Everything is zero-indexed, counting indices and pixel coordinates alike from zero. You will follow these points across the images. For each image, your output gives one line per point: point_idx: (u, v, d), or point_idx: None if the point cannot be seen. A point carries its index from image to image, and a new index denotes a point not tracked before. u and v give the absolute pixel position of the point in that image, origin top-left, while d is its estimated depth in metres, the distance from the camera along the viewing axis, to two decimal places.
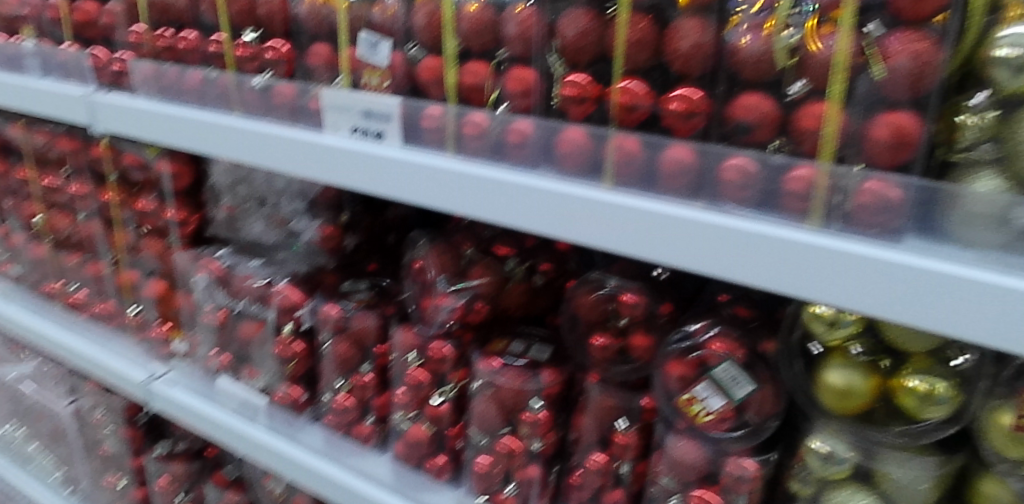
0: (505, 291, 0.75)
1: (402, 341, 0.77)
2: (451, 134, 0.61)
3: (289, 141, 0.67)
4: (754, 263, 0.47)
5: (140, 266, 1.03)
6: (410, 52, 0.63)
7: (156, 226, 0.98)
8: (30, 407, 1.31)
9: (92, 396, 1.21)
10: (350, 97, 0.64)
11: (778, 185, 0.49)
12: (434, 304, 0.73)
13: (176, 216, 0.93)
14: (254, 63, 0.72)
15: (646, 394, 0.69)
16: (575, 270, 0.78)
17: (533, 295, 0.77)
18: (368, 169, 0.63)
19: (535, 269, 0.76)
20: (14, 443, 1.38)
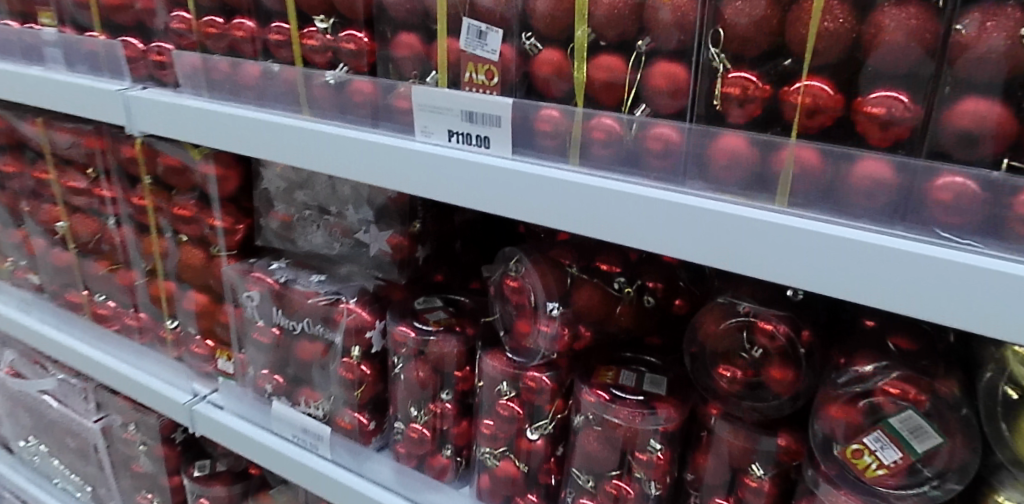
0: (611, 313, 0.67)
1: (495, 368, 0.69)
2: (573, 141, 0.52)
3: (373, 147, 0.58)
4: (970, 304, 0.39)
5: (176, 277, 0.93)
6: (525, 43, 0.53)
7: (194, 234, 0.89)
8: (53, 421, 1.22)
9: (120, 413, 1.12)
10: (449, 97, 0.55)
11: (1007, 208, 0.39)
12: (534, 333, 0.65)
13: (222, 224, 0.85)
14: (326, 56, 0.62)
15: (781, 434, 0.60)
16: (686, 288, 0.68)
17: (640, 317, 0.69)
18: (467, 180, 0.55)
19: (643, 288, 0.67)
20: (39, 456, 1.31)
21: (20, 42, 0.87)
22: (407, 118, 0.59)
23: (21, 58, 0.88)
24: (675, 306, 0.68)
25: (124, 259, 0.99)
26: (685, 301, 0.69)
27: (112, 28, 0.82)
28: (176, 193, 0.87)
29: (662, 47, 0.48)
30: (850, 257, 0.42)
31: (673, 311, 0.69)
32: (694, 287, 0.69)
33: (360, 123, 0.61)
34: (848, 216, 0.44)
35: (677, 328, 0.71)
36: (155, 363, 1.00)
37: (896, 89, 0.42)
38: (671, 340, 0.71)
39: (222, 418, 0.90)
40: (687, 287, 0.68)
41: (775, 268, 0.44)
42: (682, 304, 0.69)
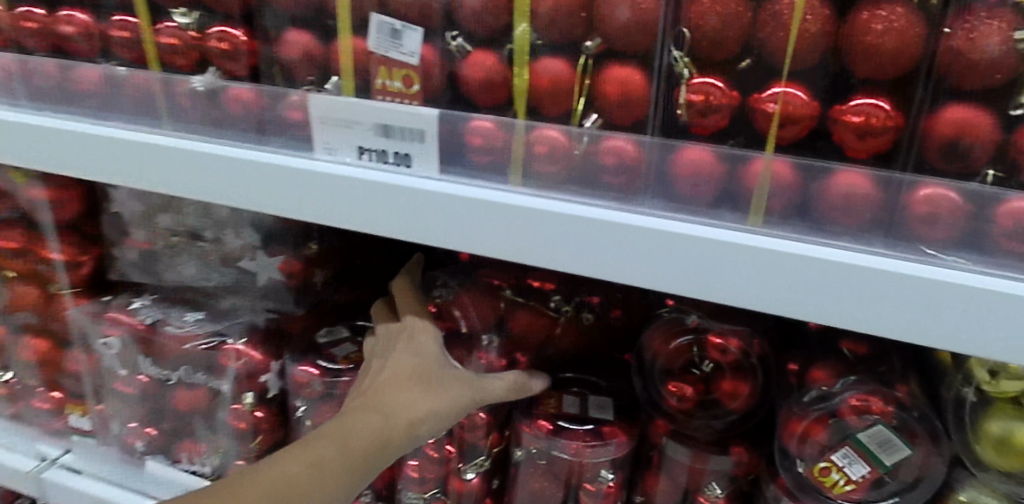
0: (549, 337, 0.64)
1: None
2: (512, 157, 0.45)
3: (264, 168, 0.47)
4: (968, 329, 0.36)
5: None
6: (451, 44, 0.45)
7: (21, 269, 0.71)
8: None
9: None
10: (357, 107, 0.45)
11: (989, 222, 0.37)
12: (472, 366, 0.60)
13: (62, 257, 0.69)
14: (192, 56, 0.51)
15: (736, 449, 0.57)
16: (624, 302, 0.65)
17: (576, 336, 0.65)
18: (385, 206, 0.45)
19: (581, 307, 0.64)
20: None
21: None
22: (303, 132, 0.48)
23: None
24: (616, 321, 0.66)
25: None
26: (625, 316, 0.65)
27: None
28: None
29: (614, 48, 0.43)
30: (839, 282, 0.37)
31: (613, 327, 0.66)
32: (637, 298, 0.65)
33: (242, 139, 0.50)
34: (827, 235, 0.39)
35: (616, 342, 0.66)
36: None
37: (876, 95, 0.39)
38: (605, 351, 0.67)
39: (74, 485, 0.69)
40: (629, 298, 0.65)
41: (753, 297, 0.39)
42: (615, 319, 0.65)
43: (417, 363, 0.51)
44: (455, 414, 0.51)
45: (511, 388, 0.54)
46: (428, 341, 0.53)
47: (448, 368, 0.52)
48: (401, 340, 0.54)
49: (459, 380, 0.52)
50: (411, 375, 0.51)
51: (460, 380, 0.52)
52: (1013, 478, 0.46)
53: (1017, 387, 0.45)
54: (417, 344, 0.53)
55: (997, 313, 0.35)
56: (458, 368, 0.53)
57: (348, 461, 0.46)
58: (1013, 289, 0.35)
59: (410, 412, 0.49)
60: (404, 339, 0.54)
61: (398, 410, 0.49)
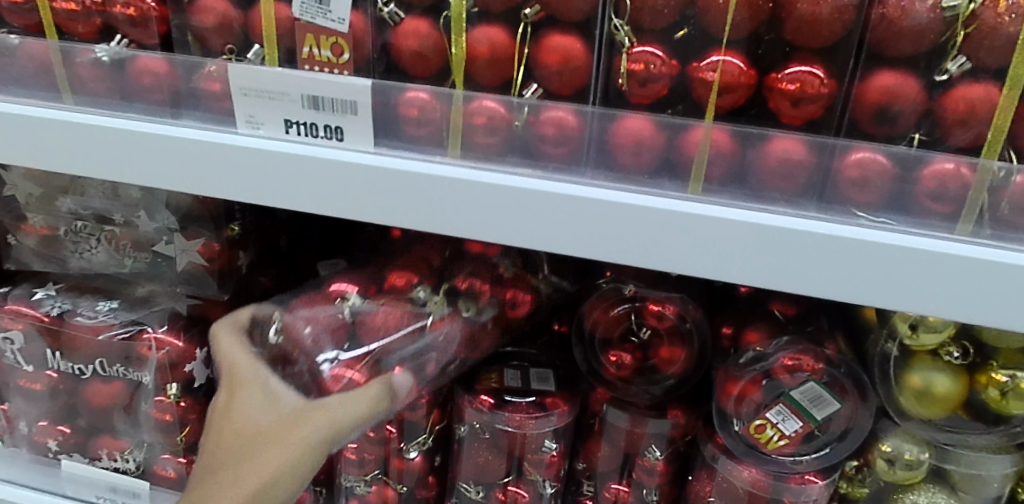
0: (435, 342, 0.56)
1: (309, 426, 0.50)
2: (449, 128, 0.43)
3: (185, 145, 0.44)
4: (895, 287, 0.37)
5: None
6: (383, 11, 0.44)
7: None
8: None
9: None
10: (282, 79, 0.42)
11: (914, 185, 0.38)
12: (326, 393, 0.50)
13: None
14: (94, 22, 0.47)
15: (676, 412, 0.59)
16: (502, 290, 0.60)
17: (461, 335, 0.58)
18: (320, 183, 0.43)
19: (448, 302, 0.58)
20: None
21: None
22: (222, 105, 0.45)
23: None
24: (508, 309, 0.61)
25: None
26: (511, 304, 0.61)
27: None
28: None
29: (551, 13, 0.42)
30: (777, 247, 0.38)
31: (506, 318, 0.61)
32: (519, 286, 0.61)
33: (157, 116, 0.46)
34: (764, 202, 0.40)
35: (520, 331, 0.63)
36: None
37: (809, 64, 0.40)
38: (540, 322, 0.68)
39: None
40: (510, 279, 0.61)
41: (696, 267, 0.40)
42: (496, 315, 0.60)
43: (237, 431, 0.47)
44: (303, 460, 0.47)
45: (372, 398, 0.49)
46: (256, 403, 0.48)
47: (276, 418, 0.47)
48: (224, 400, 0.49)
49: (289, 427, 0.47)
50: (239, 444, 0.47)
51: (290, 425, 0.47)
52: (933, 424, 0.50)
53: (935, 339, 0.48)
54: (233, 405, 0.48)
55: (922, 272, 0.37)
56: (289, 406, 0.48)
57: None
58: (938, 249, 0.36)
59: (244, 489, 0.46)
60: (227, 399, 0.49)
61: (230, 492, 0.46)
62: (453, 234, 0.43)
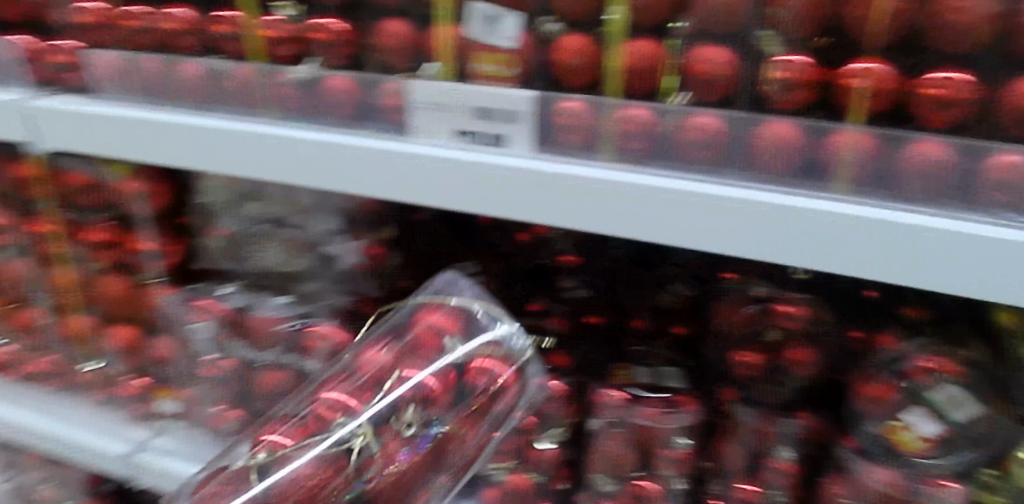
0: (384, 481, 0.51)
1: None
2: (603, 135, 0.47)
3: (366, 153, 0.50)
4: None
5: (96, 309, 0.73)
6: (544, 29, 0.49)
7: (121, 259, 0.72)
8: None
9: (35, 470, 0.82)
10: (455, 92, 0.48)
11: None
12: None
13: (158, 246, 0.71)
14: (293, 48, 0.54)
15: (800, 414, 0.60)
16: (461, 379, 0.55)
17: (428, 458, 0.53)
18: (478, 185, 0.48)
19: (385, 431, 0.52)
20: None
21: None
22: (399, 116, 0.51)
23: None
24: (484, 395, 0.55)
25: (22, 296, 0.76)
26: (488, 385, 0.55)
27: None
28: (91, 216, 0.72)
29: (705, 29, 0.47)
30: (924, 244, 0.39)
31: (488, 403, 0.56)
32: (480, 361, 0.56)
33: (341, 126, 0.52)
34: (907, 201, 0.42)
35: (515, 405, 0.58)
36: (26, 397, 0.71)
37: (956, 68, 0.42)
38: None
39: (144, 459, 0.63)
40: (462, 362, 0.56)
41: (839, 264, 0.41)
42: (468, 415, 0.55)
43: None
44: None
45: None
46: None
47: None
48: None
49: None
50: None
51: None
52: None
53: None
54: None
55: None
56: None
57: None
58: None
59: None
60: None
61: None
62: (593, 232, 0.47)
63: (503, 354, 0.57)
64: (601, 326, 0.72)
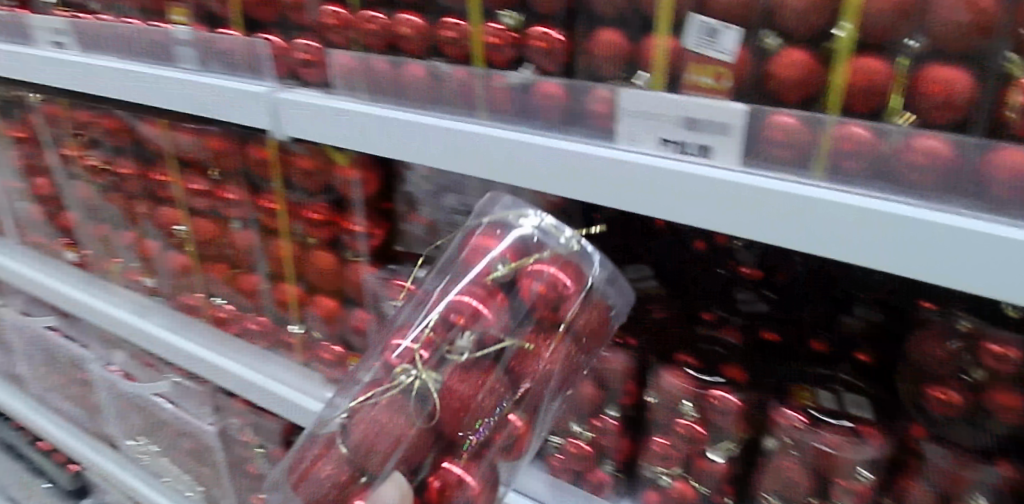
0: (460, 416, 0.54)
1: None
2: (817, 151, 0.46)
3: (574, 156, 0.53)
4: None
5: (305, 278, 0.82)
6: (762, 42, 0.48)
7: (330, 236, 0.79)
8: (152, 424, 1.05)
9: (239, 415, 0.95)
10: (665, 102, 0.49)
11: None
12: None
13: (365, 228, 0.77)
14: (512, 54, 0.57)
15: (1001, 463, 0.55)
16: (512, 296, 0.55)
17: (499, 384, 0.55)
18: (678, 194, 0.49)
19: (439, 367, 0.54)
20: (138, 464, 1.13)
21: (143, 39, 0.79)
22: (606, 123, 0.53)
23: (145, 55, 0.80)
24: (542, 307, 0.55)
25: (243, 261, 0.87)
26: (542, 292, 0.55)
27: (213, 22, 0.76)
28: (306, 197, 0.78)
29: (942, 49, 0.44)
30: None
31: (546, 312, 0.55)
32: (524, 269, 0.56)
33: (548, 129, 0.55)
34: None
35: (594, 314, 0.57)
36: (237, 352, 0.88)
37: None
38: None
39: None
40: (512, 278, 0.56)
41: None
42: (530, 328, 0.55)
43: None
44: None
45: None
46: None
47: None
48: None
49: None
50: None
51: None
52: None
53: None
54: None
55: None
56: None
57: None
58: None
59: None
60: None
61: None
62: (789, 246, 0.47)
63: (546, 259, 0.56)
64: (778, 343, 0.69)
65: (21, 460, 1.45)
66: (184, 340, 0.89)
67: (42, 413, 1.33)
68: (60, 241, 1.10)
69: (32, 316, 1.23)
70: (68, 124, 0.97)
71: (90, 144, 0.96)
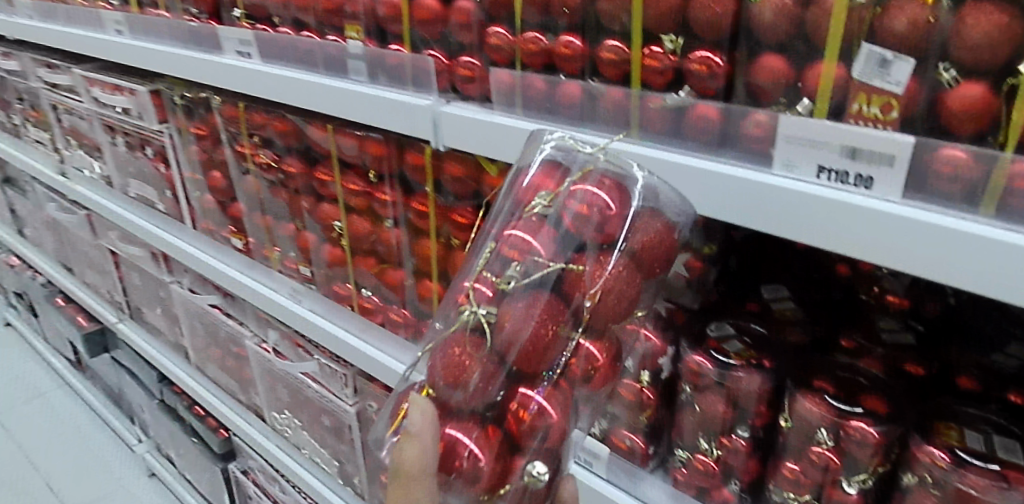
0: (531, 356, 0.54)
1: (509, 496, 0.54)
2: (986, 187, 0.45)
3: (725, 179, 0.55)
4: None
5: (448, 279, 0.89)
6: (942, 75, 0.47)
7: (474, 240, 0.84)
8: (306, 397, 1.19)
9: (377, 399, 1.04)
10: (826, 130, 0.49)
11: None
12: (477, 488, 0.52)
13: None
14: (665, 76, 0.58)
15: None
16: (559, 225, 0.56)
17: (559, 310, 0.54)
18: (836, 223, 0.50)
19: (499, 301, 0.55)
20: (293, 429, 1.28)
21: (320, 53, 0.87)
22: (761, 148, 0.54)
23: (321, 67, 0.88)
24: (593, 230, 0.56)
25: (391, 258, 0.95)
26: (589, 214, 0.56)
27: (383, 37, 0.82)
28: (455, 201, 0.84)
29: None
30: None
31: (600, 230, 0.56)
32: (562, 194, 0.58)
33: (702, 151, 0.58)
34: None
35: (649, 231, 0.57)
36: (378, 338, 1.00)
37: None
38: (994, 384, 0.65)
39: None
40: (556, 209, 0.57)
41: None
42: (585, 253, 0.56)
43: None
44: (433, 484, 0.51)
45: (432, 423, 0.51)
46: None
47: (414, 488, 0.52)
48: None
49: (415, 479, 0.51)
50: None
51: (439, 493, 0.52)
52: None
53: None
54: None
55: None
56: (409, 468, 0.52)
57: None
58: None
59: None
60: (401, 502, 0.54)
61: None
62: (943, 282, 0.47)
63: (587, 181, 0.58)
64: (921, 378, 0.67)
65: (182, 421, 1.65)
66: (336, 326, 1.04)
67: (204, 381, 1.51)
68: (229, 229, 1.24)
69: (199, 294, 1.39)
70: (243, 125, 1.07)
71: (262, 144, 1.06)
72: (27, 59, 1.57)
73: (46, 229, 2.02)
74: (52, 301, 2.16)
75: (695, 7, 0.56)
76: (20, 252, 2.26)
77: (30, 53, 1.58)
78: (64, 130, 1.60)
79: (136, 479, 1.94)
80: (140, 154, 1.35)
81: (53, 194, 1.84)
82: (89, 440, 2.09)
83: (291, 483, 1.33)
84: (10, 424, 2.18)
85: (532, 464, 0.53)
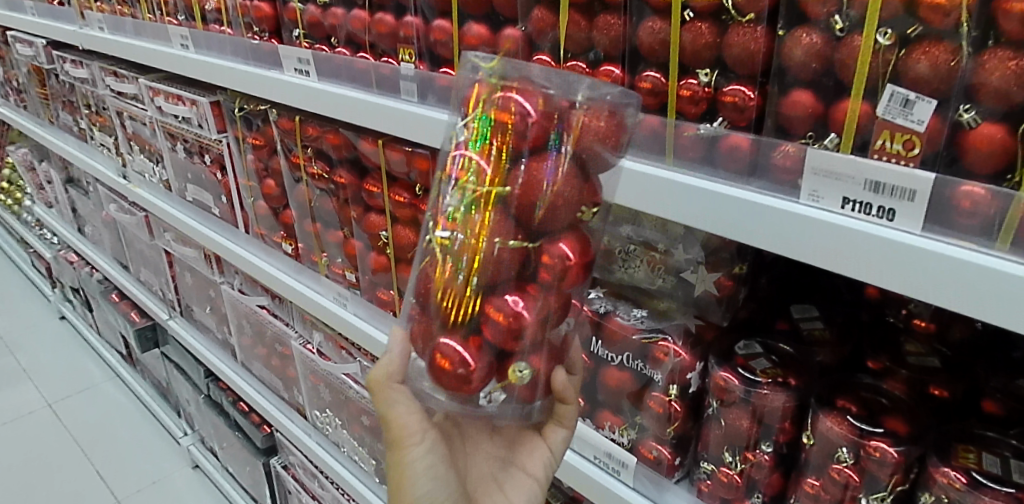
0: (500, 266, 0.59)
1: (509, 389, 0.64)
2: (1002, 223, 0.48)
3: (755, 206, 0.58)
4: None
5: None
6: (962, 117, 0.50)
7: None
8: (347, 398, 1.25)
9: None
10: (853, 166, 0.53)
11: None
12: (470, 391, 0.62)
13: None
14: (701, 107, 0.62)
15: None
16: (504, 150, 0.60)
17: (509, 223, 0.59)
18: (860, 250, 0.53)
19: (454, 226, 0.61)
20: (333, 427, 1.34)
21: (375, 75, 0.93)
22: (790, 178, 0.57)
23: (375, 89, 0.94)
24: (523, 140, 0.59)
25: None
26: (514, 130, 0.59)
27: (433, 59, 0.87)
28: None
29: None
30: None
31: (533, 136, 0.59)
32: (490, 105, 0.61)
33: (732, 178, 0.61)
34: None
35: (594, 123, 0.58)
36: None
37: None
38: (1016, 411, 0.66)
39: None
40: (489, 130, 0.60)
41: None
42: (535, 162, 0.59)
43: (410, 423, 0.68)
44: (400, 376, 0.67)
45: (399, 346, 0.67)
46: (474, 448, 0.76)
47: (391, 397, 0.67)
48: (395, 448, 0.68)
49: (388, 385, 0.67)
50: (405, 427, 0.68)
51: (406, 391, 0.67)
52: None
53: None
54: (403, 425, 0.67)
55: None
56: (384, 385, 0.67)
57: (447, 475, 0.71)
58: None
59: (412, 425, 0.68)
60: (391, 421, 0.67)
61: (416, 437, 0.68)
62: (960, 312, 0.50)
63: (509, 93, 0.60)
64: (946, 400, 0.69)
65: (226, 416, 1.72)
66: (379, 331, 1.10)
67: (250, 378, 1.58)
68: (280, 234, 1.30)
69: (248, 295, 1.46)
70: (297, 137, 1.13)
71: (314, 155, 1.12)
72: (95, 68, 1.67)
73: (106, 228, 2.12)
74: (106, 296, 2.26)
75: (729, 43, 0.59)
76: (78, 249, 2.38)
77: (99, 62, 1.67)
78: (125, 135, 1.68)
79: (180, 469, 2.02)
80: (198, 160, 1.43)
81: (114, 195, 1.94)
82: (138, 430, 2.19)
83: (331, 479, 1.40)
84: (65, 413, 2.28)
85: (519, 364, 0.62)
